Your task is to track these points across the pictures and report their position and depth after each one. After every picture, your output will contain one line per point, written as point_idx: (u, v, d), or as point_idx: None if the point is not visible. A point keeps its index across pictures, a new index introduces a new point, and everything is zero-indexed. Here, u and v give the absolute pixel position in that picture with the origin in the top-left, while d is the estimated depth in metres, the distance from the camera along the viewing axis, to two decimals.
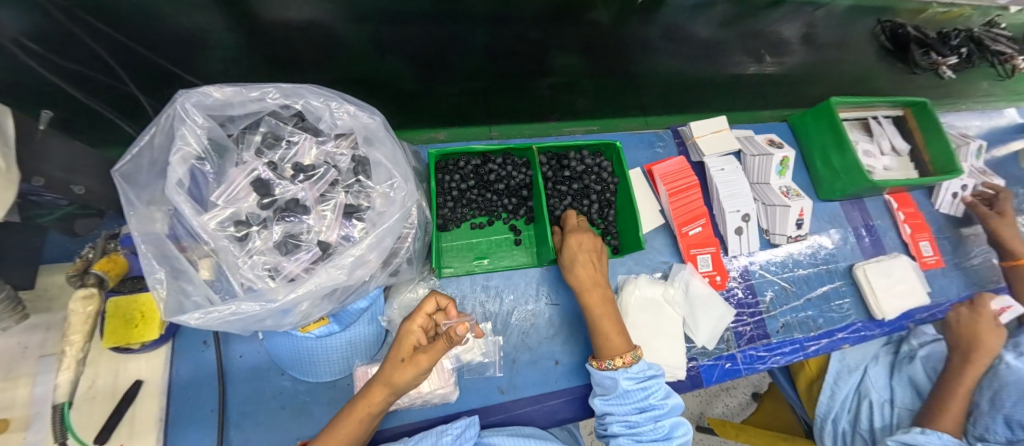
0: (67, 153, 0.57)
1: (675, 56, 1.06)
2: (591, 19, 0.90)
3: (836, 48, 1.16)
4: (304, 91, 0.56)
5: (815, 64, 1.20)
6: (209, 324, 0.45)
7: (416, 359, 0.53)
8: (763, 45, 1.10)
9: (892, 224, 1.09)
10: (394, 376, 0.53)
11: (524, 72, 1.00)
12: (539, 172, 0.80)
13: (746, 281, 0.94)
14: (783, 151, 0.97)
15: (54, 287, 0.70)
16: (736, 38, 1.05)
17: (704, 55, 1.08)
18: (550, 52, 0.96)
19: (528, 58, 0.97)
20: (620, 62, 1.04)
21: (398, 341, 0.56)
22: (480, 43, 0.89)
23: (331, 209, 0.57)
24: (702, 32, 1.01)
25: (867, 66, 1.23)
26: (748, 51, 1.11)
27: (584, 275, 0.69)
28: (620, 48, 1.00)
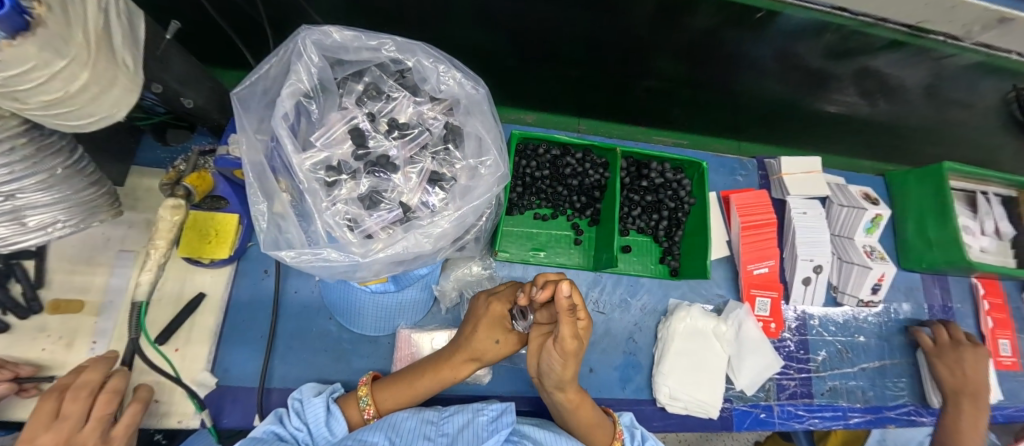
0: (184, 65, 0.58)
1: (782, 81, 0.98)
2: (688, 28, 0.81)
3: (961, 109, 1.04)
4: (417, 48, 0.55)
5: (931, 120, 1.09)
6: (300, 263, 0.47)
7: (507, 342, 0.63)
8: (882, 90, 0.99)
9: (973, 311, 1.00)
10: (486, 352, 0.61)
11: (620, 69, 0.97)
12: (617, 177, 0.77)
13: (801, 335, 0.89)
14: (879, 208, 0.89)
15: (142, 189, 0.73)
16: (853, 78, 0.95)
17: (812, 87, 0.99)
18: (650, 53, 0.91)
19: (627, 54, 0.92)
20: (719, 76, 0.97)
21: (494, 323, 0.62)
22: (583, 31, 0.85)
23: (417, 173, 0.56)
24: (815, 64, 0.90)
25: (991, 134, 1.10)
26: (863, 92, 1.01)
27: (569, 377, 0.57)
28: (725, 63, 0.93)
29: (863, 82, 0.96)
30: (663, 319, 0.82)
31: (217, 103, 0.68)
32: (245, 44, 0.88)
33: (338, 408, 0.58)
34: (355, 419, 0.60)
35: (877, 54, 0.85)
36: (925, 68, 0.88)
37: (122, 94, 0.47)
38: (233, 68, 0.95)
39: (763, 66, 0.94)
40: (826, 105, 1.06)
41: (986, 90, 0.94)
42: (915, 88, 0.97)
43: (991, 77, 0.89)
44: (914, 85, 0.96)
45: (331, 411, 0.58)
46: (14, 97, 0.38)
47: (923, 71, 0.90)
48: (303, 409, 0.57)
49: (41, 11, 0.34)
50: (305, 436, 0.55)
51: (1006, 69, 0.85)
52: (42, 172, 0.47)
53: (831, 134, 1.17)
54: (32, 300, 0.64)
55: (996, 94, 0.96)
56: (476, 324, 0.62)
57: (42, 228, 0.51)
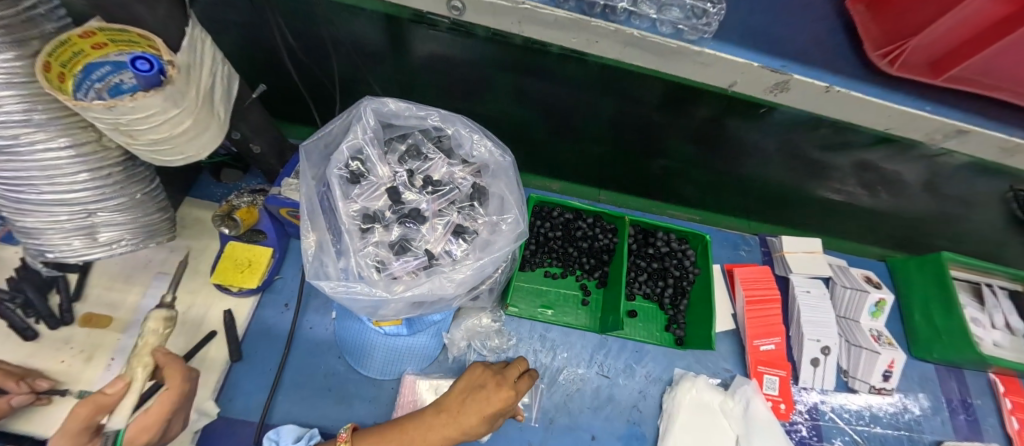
0: (258, 119, 0.68)
1: (781, 167, 1.07)
2: (694, 115, 0.92)
3: (958, 204, 1.10)
4: (457, 120, 0.64)
5: (929, 212, 1.14)
6: (334, 294, 0.52)
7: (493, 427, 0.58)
8: (882, 182, 1.06)
9: (995, 409, 0.96)
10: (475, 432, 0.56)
11: (634, 147, 1.07)
12: (625, 243, 0.82)
13: (813, 420, 0.86)
14: (882, 292, 0.91)
15: (189, 218, 0.80)
16: (851, 169, 1.03)
17: (811, 175, 1.07)
18: (660, 134, 1.01)
19: (639, 134, 1.02)
20: (724, 159, 1.07)
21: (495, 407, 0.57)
22: (604, 113, 0.96)
23: (444, 225, 0.62)
24: (813, 154, 0.99)
25: (991, 227, 1.15)
26: (862, 183, 1.08)
27: None
28: (729, 148, 1.02)
29: (862, 173, 1.04)
30: (669, 389, 0.81)
31: (277, 150, 0.77)
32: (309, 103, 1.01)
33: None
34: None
35: (868, 148, 0.94)
36: (916, 163, 0.96)
37: (210, 138, 0.55)
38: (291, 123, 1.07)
39: (766, 154, 1.02)
40: (828, 192, 1.13)
41: (980, 187, 1.01)
42: (912, 182, 1.04)
43: (985, 175, 0.96)
44: (910, 180, 1.03)
45: None
46: (129, 135, 0.47)
47: (918, 167, 0.97)
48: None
49: (173, 72, 0.44)
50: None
51: (993, 169, 0.92)
52: (125, 196, 0.55)
53: (832, 218, 1.23)
54: (66, 311, 0.68)
55: (991, 191, 1.02)
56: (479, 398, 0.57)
57: (109, 245, 0.58)
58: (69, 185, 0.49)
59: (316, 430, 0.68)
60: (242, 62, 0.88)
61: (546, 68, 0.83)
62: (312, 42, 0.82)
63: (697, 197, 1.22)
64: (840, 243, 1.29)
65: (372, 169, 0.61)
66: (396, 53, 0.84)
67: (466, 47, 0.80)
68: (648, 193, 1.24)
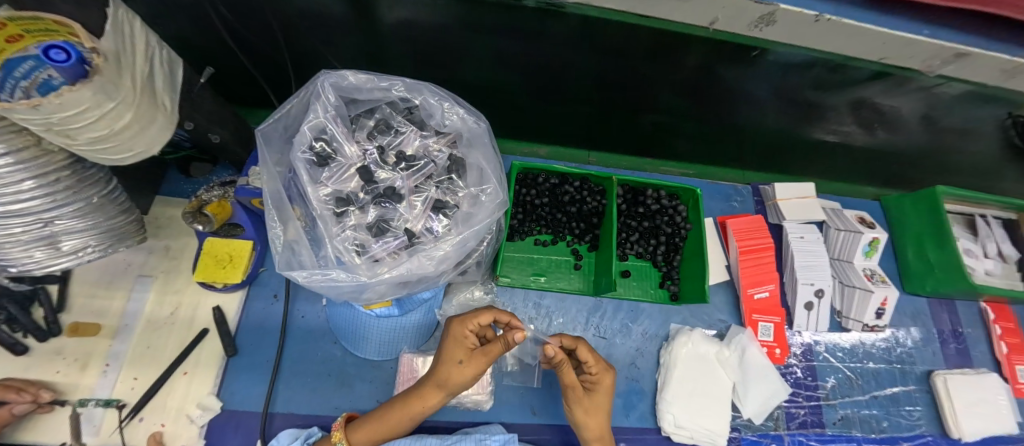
0: (213, 106, 0.63)
1: (774, 112, 1.02)
2: (681, 65, 0.86)
3: (956, 136, 1.06)
4: (424, 88, 0.60)
5: (927, 146, 1.11)
6: (310, 284, 0.50)
7: (473, 363, 0.56)
8: (878, 119, 1.03)
9: (984, 336, 0.98)
10: (451, 377, 0.56)
11: (620, 103, 1.02)
12: (614, 204, 0.80)
13: (807, 361, 0.88)
14: (876, 231, 0.90)
15: (164, 217, 0.78)
16: (846, 108, 0.99)
17: (805, 117, 1.03)
18: (647, 87, 0.95)
19: (624, 90, 0.97)
20: (714, 108, 1.02)
21: (455, 345, 0.56)
22: (587, 69, 0.90)
23: (422, 201, 0.60)
24: (806, 96, 0.95)
25: (989, 157, 1.12)
26: (858, 122, 1.04)
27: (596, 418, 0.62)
28: (720, 96, 0.97)
29: (858, 111, 1.00)
30: (665, 345, 0.82)
31: (241, 138, 0.73)
32: (270, 84, 0.95)
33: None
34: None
35: (865, 85, 0.89)
36: (914, 96, 0.92)
37: (159, 131, 0.51)
38: (257, 107, 1.01)
39: (758, 99, 0.98)
40: (823, 135, 1.09)
41: (979, 116, 0.97)
42: (910, 116, 1.00)
43: (985, 103, 0.92)
44: (907, 114, 0.99)
45: None
46: (66, 135, 0.43)
47: (916, 101, 0.94)
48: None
49: (98, 61, 0.40)
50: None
51: (995, 96, 0.89)
52: (81, 201, 0.51)
53: (827, 161, 1.20)
54: (52, 323, 0.67)
55: (990, 119, 0.99)
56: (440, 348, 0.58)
57: (75, 253, 0.55)
58: (16, 195, 0.45)
59: (319, 414, 0.69)
60: (192, 45, 0.82)
61: (520, 26, 0.77)
62: (262, 17, 0.76)
63: (688, 150, 1.19)
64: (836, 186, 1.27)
65: (339, 149, 0.58)
66: (356, 20, 0.78)
67: (431, 8, 0.73)
68: (638, 150, 1.20)
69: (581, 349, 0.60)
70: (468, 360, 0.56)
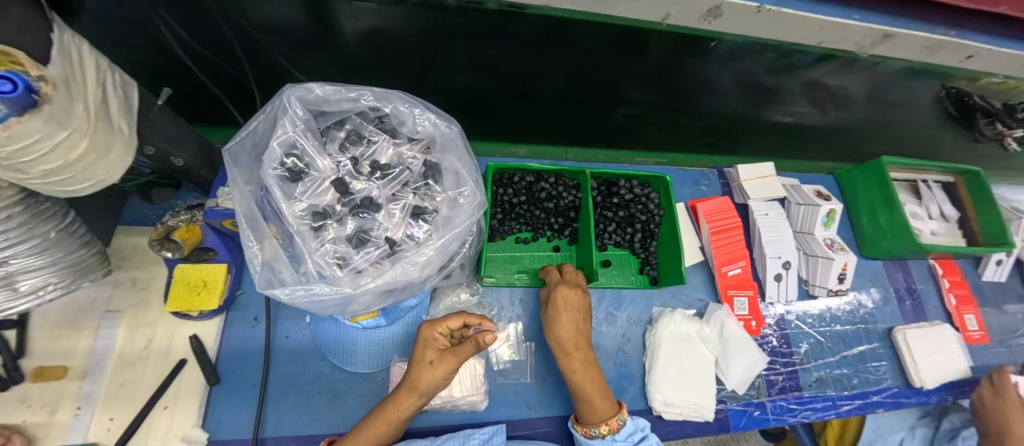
0: (174, 127, 0.61)
1: (736, 97, 1.07)
2: (645, 56, 0.89)
3: (898, 108, 1.15)
4: (393, 96, 0.60)
5: (873, 120, 1.20)
6: (292, 300, 0.49)
7: (442, 361, 0.60)
8: (830, 98, 1.10)
9: (936, 291, 1.06)
10: (422, 377, 0.59)
11: (592, 97, 1.05)
12: (590, 196, 0.82)
13: (781, 330, 0.93)
14: (831, 203, 0.97)
15: (128, 248, 0.74)
16: (799, 89, 1.05)
17: (763, 100, 1.09)
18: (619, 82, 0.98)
19: (597, 84, 0.99)
20: (681, 97, 1.05)
21: (426, 346, 0.62)
22: (559, 66, 0.92)
23: (400, 209, 0.60)
24: (762, 79, 1.00)
25: (928, 127, 1.22)
26: (811, 101, 1.11)
27: (564, 336, 0.68)
28: (686, 85, 1.01)
29: (810, 91, 1.06)
30: (649, 328, 0.85)
31: (207, 159, 0.71)
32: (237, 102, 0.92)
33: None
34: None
35: (812, 66, 0.96)
36: (859, 74, 0.99)
37: (117, 158, 0.49)
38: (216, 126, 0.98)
39: (720, 85, 1.02)
40: (781, 116, 1.16)
41: (916, 89, 1.06)
42: (855, 93, 1.07)
43: (918, 77, 1.00)
44: (854, 91, 1.06)
45: None
46: (18, 169, 0.41)
47: (858, 78, 1.01)
48: None
49: (47, 89, 0.38)
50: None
51: (927, 70, 0.97)
52: (36, 237, 0.49)
53: (786, 142, 1.26)
54: (12, 370, 0.63)
55: (923, 92, 1.08)
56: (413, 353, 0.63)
57: (35, 292, 0.52)
58: None
59: (314, 433, 0.68)
60: (144, 65, 0.78)
61: (488, 28, 0.78)
62: (217, 31, 0.73)
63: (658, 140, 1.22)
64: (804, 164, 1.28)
65: (311, 163, 0.57)
66: (319, 31, 0.76)
67: (399, 16, 0.74)
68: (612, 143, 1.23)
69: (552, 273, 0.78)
70: (438, 360, 0.60)
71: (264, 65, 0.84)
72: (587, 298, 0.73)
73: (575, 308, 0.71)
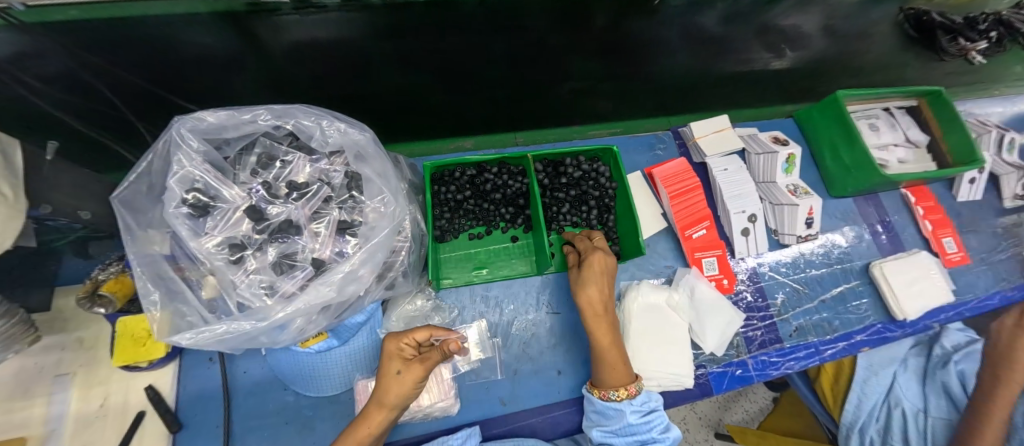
0: (74, 179, 0.58)
1: (685, 52, 1.01)
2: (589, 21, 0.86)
3: (853, 39, 1.10)
4: (295, 111, 0.57)
5: (830, 56, 1.15)
6: (197, 343, 0.46)
7: (410, 371, 0.54)
8: (783, 38, 1.07)
9: (911, 219, 1.04)
10: (389, 390, 0.53)
11: (537, 79, 0.98)
12: (534, 180, 0.79)
13: (755, 284, 0.91)
14: (789, 148, 0.94)
15: (69, 309, 0.72)
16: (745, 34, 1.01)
17: (713, 53, 1.04)
18: (560, 57, 0.93)
19: (539, 62, 0.94)
20: (630, 62, 0.99)
21: (391, 357, 0.56)
22: (496, 51, 0.88)
23: (324, 227, 0.58)
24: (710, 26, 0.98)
25: (888, 53, 1.17)
26: (764, 44, 1.07)
27: (596, 298, 0.66)
28: (635, 48, 0.97)
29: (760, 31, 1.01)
30: (618, 305, 0.83)
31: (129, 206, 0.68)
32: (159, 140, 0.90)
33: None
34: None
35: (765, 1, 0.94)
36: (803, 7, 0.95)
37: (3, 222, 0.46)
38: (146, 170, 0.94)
39: (665, 39, 0.97)
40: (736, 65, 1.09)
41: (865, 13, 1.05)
42: (803, 29, 1.03)
43: None
44: (808, 24, 1.05)
45: None
46: None
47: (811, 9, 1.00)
48: None
49: None
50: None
51: None
52: None
53: (753, 90, 1.19)
54: None
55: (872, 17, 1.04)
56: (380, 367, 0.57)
57: None
58: None
59: None
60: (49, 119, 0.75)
61: (405, 21, 0.74)
62: (114, 70, 0.70)
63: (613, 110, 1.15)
64: (770, 110, 1.22)
65: (218, 195, 0.54)
66: (223, 53, 0.73)
67: (310, 23, 0.71)
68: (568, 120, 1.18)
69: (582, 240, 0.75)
70: (406, 368, 0.54)
71: (178, 99, 0.81)
72: (613, 259, 0.70)
73: (607, 272, 0.68)
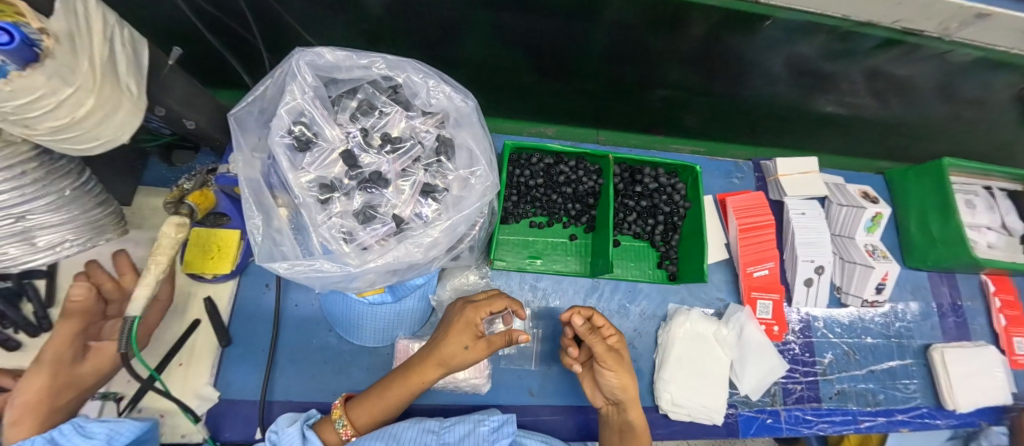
0: (185, 88, 0.59)
1: (794, 86, 0.93)
2: (696, 35, 0.77)
3: (979, 109, 0.99)
4: (407, 65, 0.57)
5: (947, 122, 1.04)
6: (293, 275, 0.49)
7: (477, 348, 0.58)
8: (892, 88, 0.93)
9: (984, 309, 0.97)
10: (454, 359, 0.57)
11: (630, 80, 0.93)
12: (610, 184, 0.77)
13: (805, 337, 0.88)
14: (879, 206, 0.89)
15: (148, 208, 0.76)
16: (864, 82, 0.91)
17: (823, 93, 0.96)
18: (660, 64, 0.87)
19: (638, 65, 0.88)
20: (731, 83, 0.93)
21: (464, 327, 0.57)
22: (598, 44, 0.82)
23: (410, 186, 0.57)
24: (828, 66, 0.86)
25: (1011, 130, 1.06)
26: (875, 94, 0.96)
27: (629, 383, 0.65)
28: (736, 68, 0.88)
29: (873, 83, 0.92)
30: (663, 325, 0.82)
31: (221, 123, 0.69)
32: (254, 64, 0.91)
33: (314, 434, 0.56)
34: (334, 441, 0.58)
35: (888, 55, 0.81)
36: (943, 67, 0.84)
37: (126, 118, 0.48)
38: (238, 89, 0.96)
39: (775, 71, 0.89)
40: (835, 107, 1.00)
41: (997, 82, 0.89)
42: (930, 89, 0.92)
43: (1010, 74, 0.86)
44: (926, 83, 0.90)
45: (307, 437, 0.56)
46: (25, 124, 0.40)
47: (939, 75, 0.87)
48: (279, 440, 0.55)
49: (48, 43, 0.36)
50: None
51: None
52: (52, 194, 0.49)
53: (849, 137, 1.11)
54: (42, 317, 0.66)
55: (1010, 90, 0.92)
56: (447, 329, 0.58)
57: (53, 247, 0.54)
58: None
59: (319, 401, 0.69)
60: (157, 22, 0.76)
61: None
62: None
63: (700, 126, 1.09)
64: (854, 162, 1.17)
65: (320, 133, 0.55)
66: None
67: None
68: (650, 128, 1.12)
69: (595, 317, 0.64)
70: (475, 346, 0.57)
71: (275, 26, 0.79)
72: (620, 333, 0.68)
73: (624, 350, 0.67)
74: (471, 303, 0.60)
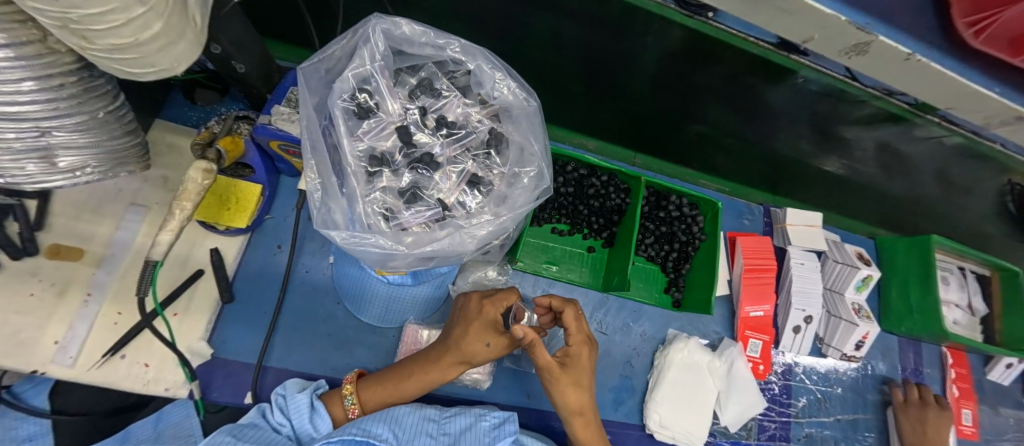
0: (240, 30, 0.56)
1: (814, 145, 0.98)
2: (743, 81, 0.80)
3: (968, 197, 1.08)
4: (478, 52, 0.55)
5: (935, 203, 1.13)
6: (345, 245, 0.47)
7: (498, 345, 0.58)
8: (897, 163, 0.99)
9: (940, 378, 1.06)
10: (476, 355, 0.58)
11: (667, 109, 0.95)
12: (638, 205, 0.79)
13: (785, 380, 0.93)
14: (871, 269, 0.94)
15: (163, 144, 0.71)
16: (876, 154, 0.97)
17: (838, 156, 1.01)
18: (698, 100, 0.90)
19: (679, 96, 0.90)
20: (758, 130, 0.97)
21: (485, 325, 0.58)
22: (649, 72, 0.84)
23: (458, 173, 0.56)
24: (849, 134, 0.91)
25: (987, 221, 1.15)
26: (882, 167, 1.02)
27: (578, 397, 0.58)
28: (766, 119, 0.92)
29: (882, 157, 0.98)
30: (661, 348, 0.85)
31: (264, 71, 0.66)
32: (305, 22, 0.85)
33: (322, 406, 0.57)
34: (339, 417, 0.58)
35: (903, 135, 0.87)
36: (946, 154, 0.91)
37: (185, 50, 0.44)
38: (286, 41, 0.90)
39: (799, 129, 0.93)
40: (845, 172, 1.06)
41: (987, 176, 0.96)
42: (927, 172, 1.00)
43: (1000, 172, 0.94)
44: (926, 168, 0.98)
45: (314, 408, 0.56)
46: (82, 36, 0.35)
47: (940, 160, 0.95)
48: (287, 405, 0.56)
49: None
50: (288, 432, 0.55)
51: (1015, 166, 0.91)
52: (83, 114, 0.45)
53: (849, 200, 1.17)
54: (28, 241, 0.60)
55: (997, 185, 1.00)
56: (467, 325, 0.58)
57: (71, 171, 0.49)
58: (12, 97, 0.38)
59: (315, 373, 0.67)
60: None
61: (583, 8, 0.70)
62: None
63: (723, 165, 1.12)
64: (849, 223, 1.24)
65: (381, 104, 0.54)
66: None
67: None
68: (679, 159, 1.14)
69: (565, 314, 0.59)
70: (493, 343, 0.57)
71: None
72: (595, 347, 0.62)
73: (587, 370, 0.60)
74: (489, 298, 0.60)
